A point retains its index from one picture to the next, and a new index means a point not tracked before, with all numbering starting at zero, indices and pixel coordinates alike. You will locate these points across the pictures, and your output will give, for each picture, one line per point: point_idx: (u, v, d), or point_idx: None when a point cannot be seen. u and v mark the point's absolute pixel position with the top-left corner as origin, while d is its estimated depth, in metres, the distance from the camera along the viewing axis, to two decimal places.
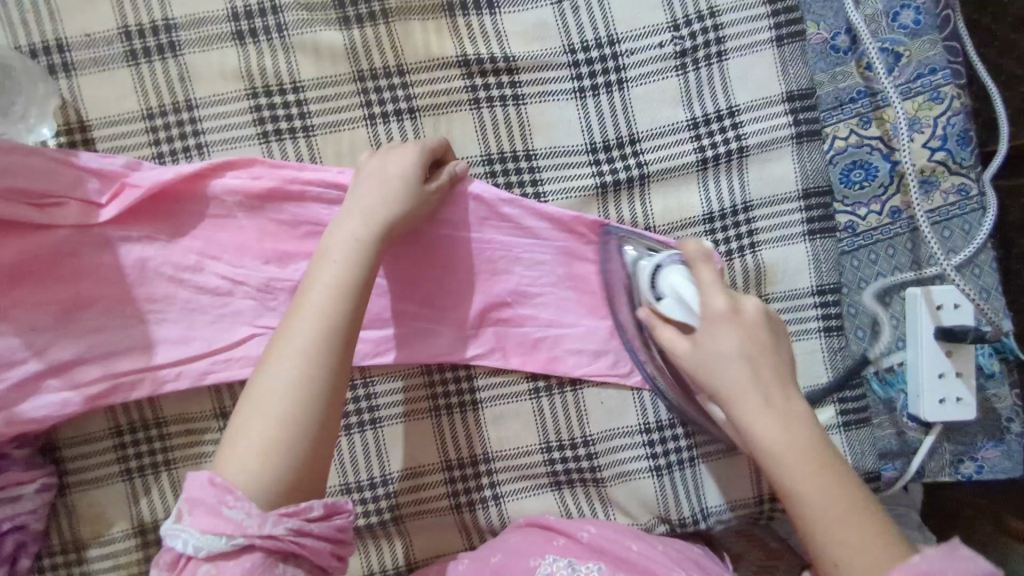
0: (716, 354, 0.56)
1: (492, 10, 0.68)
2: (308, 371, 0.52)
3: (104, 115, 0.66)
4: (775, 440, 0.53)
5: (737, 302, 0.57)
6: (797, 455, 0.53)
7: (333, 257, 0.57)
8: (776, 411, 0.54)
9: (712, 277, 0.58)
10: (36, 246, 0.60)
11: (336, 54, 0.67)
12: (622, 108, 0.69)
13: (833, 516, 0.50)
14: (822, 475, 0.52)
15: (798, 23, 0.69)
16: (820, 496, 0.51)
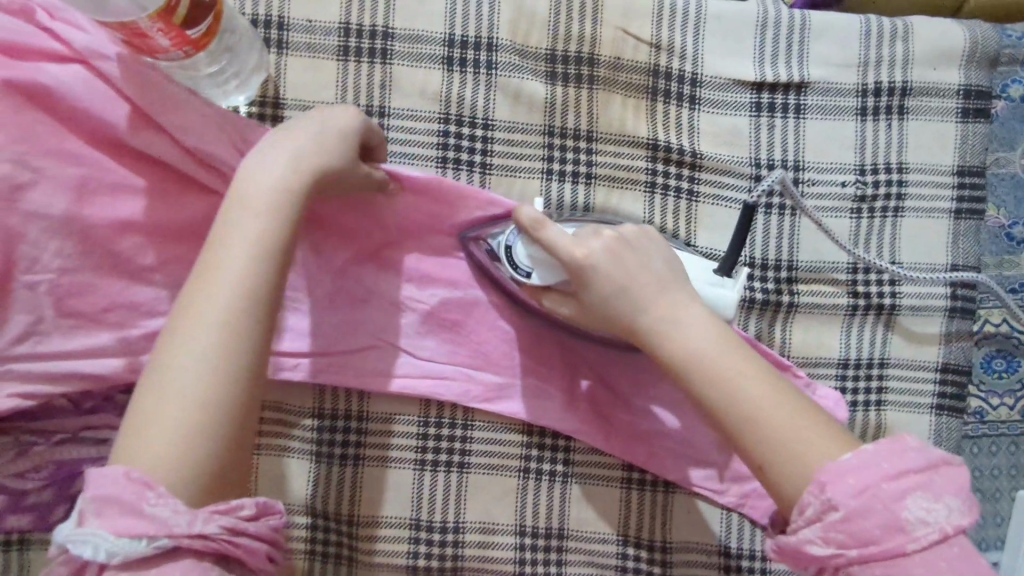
0: (604, 283, 0.57)
1: (693, 104, 0.69)
2: (225, 346, 0.47)
3: (300, 98, 0.67)
4: (692, 353, 0.53)
5: (586, 246, 0.57)
6: (712, 362, 0.52)
7: (245, 221, 0.51)
8: (683, 328, 0.54)
9: (559, 233, 0.58)
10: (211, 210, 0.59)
11: (534, 104, 0.68)
12: (788, 233, 0.69)
13: (765, 422, 0.50)
14: (746, 375, 0.52)
15: (980, 202, 0.70)
16: (747, 404, 0.51)
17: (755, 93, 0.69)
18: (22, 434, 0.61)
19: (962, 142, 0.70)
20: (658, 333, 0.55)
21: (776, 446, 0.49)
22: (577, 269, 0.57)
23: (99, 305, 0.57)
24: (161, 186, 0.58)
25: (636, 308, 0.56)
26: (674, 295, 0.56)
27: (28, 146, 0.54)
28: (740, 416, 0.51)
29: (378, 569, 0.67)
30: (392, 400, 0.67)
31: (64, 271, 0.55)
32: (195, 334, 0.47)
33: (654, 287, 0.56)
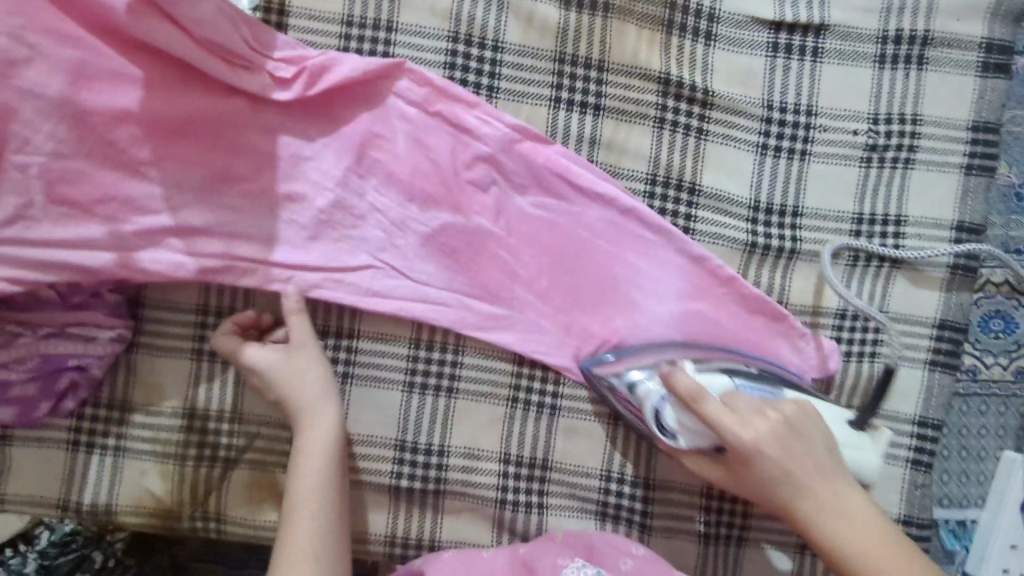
0: (771, 469, 0.57)
1: (708, 41, 0.68)
2: (327, 474, 0.61)
3: (306, 7, 0.66)
4: (797, 494, 0.57)
5: (699, 399, 0.58)
6: (820, 516, 0.56)
7: (303, 339, 0.63)
8: (770, 459, 0.57)
9: (719, 408, 0.58)
10: (211, 107, 0.60)
11: (547, 29, 0.67)
12: (795, 178, 0.68)
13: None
14: (833, 499, 0.56)
15: (992, 159, 0.69)
16: (816, 518, 0.56)
17: (773, 33, 0.68)
18: (6, 324, 0.60)
19: (980, 97, 0.68)
20: (812, 498, 0.57)
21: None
22: (744, 449, 0.58)
23: (94, 194, 0.58)
24: (160, 78, 0.58)
25: (780, 472, 0.57)
26: (828, 473, 0.57)
27: (28, 31, 0.55)
28: (826, 546, 0.55)
29: (362, 487, 0.67)
30: (385, 321, 0.67)
31: (56, 155, 0.57)
32: (318, 433, 0.62)
33: (816, 472, 0.57)
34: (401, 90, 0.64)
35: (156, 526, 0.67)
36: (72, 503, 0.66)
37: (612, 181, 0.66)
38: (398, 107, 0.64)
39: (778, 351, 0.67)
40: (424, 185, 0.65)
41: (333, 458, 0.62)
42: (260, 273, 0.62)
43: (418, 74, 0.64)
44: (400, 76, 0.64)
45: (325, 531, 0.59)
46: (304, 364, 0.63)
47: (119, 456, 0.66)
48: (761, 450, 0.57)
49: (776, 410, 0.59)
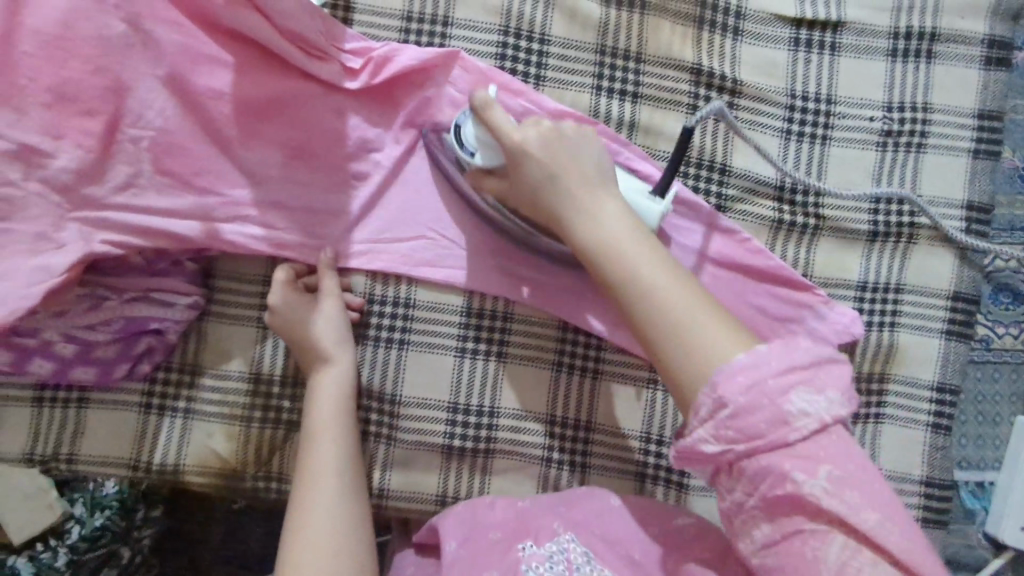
0: (536, 171, 0.59)
1: (735, 35, 0.74)
2: (340, 452, 0.63)
3: (370, 3, 0.72)
4: (609, 235, 0.55)
5: (518, 131, 0.60)
6: (623, 248, 0.54)
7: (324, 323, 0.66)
8: (601, 212, 0.57)
9: (506, 119, 0.61)
10: (294, 90, 0.65)
11: (589, 24, 0.73)
12: (818, 160, 0.74)
13: (641, 289, 0.53)
14: (647, 249, 0.55)
15: (997, 144, 0.75)
16: (638, 279, 0.53)
17: (794, 29, 0.75)
18: (98, 288, 0.65)
19: (984, 87, 0.75)
20: (607, 236, 0.55)
21: (673, 335, 0.51)
22: (512, 147, 0.60)
23: (188, 167, 0.63)
24: (250, 63, 0.64)
25: (543, 176, 0.59)
26: (597, 194, 0.58)
27: (138, 15, 0.61)
28: (631, 289, 0.53)
29: (416, 447, 0.71)
30: (439, 290, 0.71)
31: (161, 132, 0.62)
32: (323, 411, 0.65)
33: (580, 180, 0.58)
34: (454, 79, 0.69)
35: (221, 486, 0.71)
36: (144, 463, 0.70)
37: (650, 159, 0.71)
38: (452, 95, 0.69)
39: (806, 320, 0.72)
40: None
41: (344, 435, 0.64)
42: (333, 244, 0.68)
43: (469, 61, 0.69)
44: (453, 66, 0.69)
45: (347, 495, 0.61)
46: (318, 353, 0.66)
47: (189, 418, 0.70)
48: (527, 151, 0.59)
49: (592, 155, 0.60)
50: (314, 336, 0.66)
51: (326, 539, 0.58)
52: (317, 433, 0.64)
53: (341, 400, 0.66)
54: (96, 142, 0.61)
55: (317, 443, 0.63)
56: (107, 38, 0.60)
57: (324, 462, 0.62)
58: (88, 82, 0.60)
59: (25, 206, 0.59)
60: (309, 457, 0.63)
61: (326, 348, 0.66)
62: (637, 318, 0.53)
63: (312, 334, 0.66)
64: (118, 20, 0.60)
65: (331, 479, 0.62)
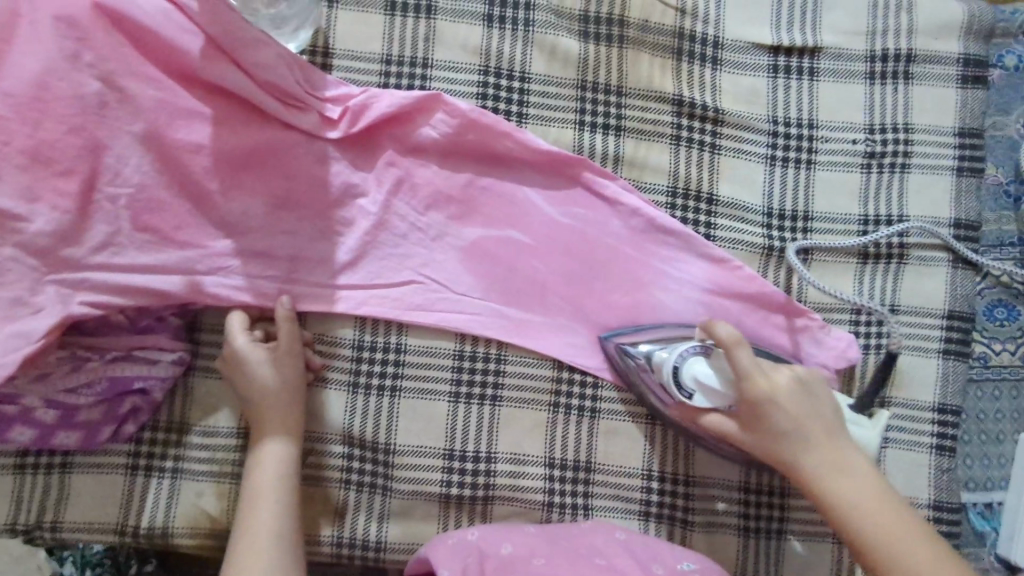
0: (780, 417, 0.62)
1: (715, 65, 0.75)
2: (281, 520, 0.61)
3: (348, 49, 0.72)
4: (853, 495, 0.59)
5: (772, 379, 0.62)
6: (874, 499, 0.58)
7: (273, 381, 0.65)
8: (851, 459, 0.61)
9: (753, 361, 0.62)
10: (275, 139, 0.65)
11: (569, 60, 0.73)
12: (803, 185, 0.74)
13: (888, 529, 0.57)
14: (884, 500, 0.58)
15: (980, 162, 0.75)
16: (880, 531, 0.57)
17: (772, 56, 0.75)
18: (78, 348, 0.63)
19: (963, 106, 0.75)
20: (847, 466, 0.60)
21: (890, 553, 0.56)
22: (760, 399, 0.62)
23: (170, 223, 0.63)
24: (230, 115, 0.64)
25: (789, 427, 0.62)
26: (842, 442, 0.62)
27: (115, 73, 0.61)
28: (883, 553, 0.56)
29: (412, 497, 0.69)
30: (431, 334, 0.70)
31: (141, 187, 0.62)
32: (265, 478, 0.63)
33: (823, 432, 0.62)
34: (435, 122, 0.69)
35: (211, 548, 0.68)
36: (130, 527, 0.67)
37: (634, 189, 0.72)
38: (433, 137, 0.69)
39: (801, 346, 0.71)
40: (466, 206, 0.70)
41: (283, 503, 0.62)
42: (321, 293, 0.67)
43: (450, 103, 0.68)
44: (435, 108, 0.69)
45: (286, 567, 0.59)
46: (262, 412, 0.64)
47: (176, 478, 0.68)
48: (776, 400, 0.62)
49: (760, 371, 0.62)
50: (264, 396, 0.64)
51: None
52: (256, 502, 0.62)
53: (283, 467, 0.63)
54: (74, 201, 0.60)
55: (254, 512, 0.61)
56: (83, 97, 0.60)
57: (258, 531, 0.60)
58: (67, 141, 0.60)
59: (0, 271, 0.58)
60: (245, 526, 0.61)
61: (273, 411, 0.64)
62: (843, 521, 0.59)
63: (263, 393, 0.64)
64: (93, 78, 0.61)
65: (269, 547, 0.60)
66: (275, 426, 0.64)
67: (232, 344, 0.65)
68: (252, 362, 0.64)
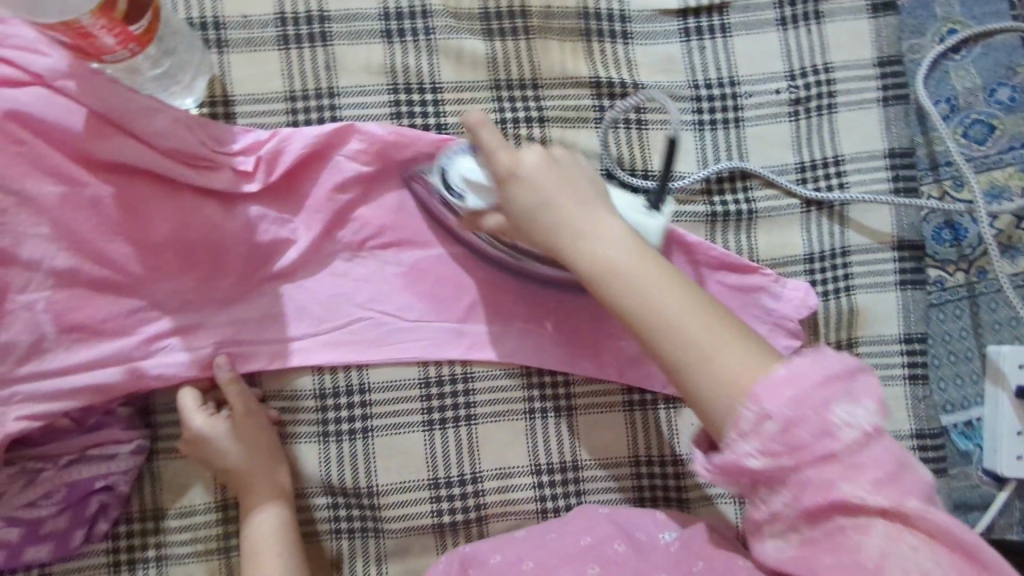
0: (526, 193, 0.57)
1: (626, 39, 0.73)
2: None
3: (250, 93, 0.69)
4: (622, 261, 0.54)
5: (517, 159, 0.57)
6: (629, 264, 0.54)
7: (250, 445, 0.63)
8: (605, 230, 0.55)
9: (496, 140, 0.58)
10: (194, 210, 0.62)
11: (477, 61, 0.71)
12: (736, 145, 0.73)
13: (665, 316, 0.52)
14: (646, 261, 0.54)
15: (904, 88, 0.74)
16: (650, 300, 0.53)
17: (681, 19, 0.73)
18: (28, 462, 0.62)
19: (877, 35, 0.74)
20: (582, 231, 0.55)
21: (676, 336, 0.52)
22: (503, 177, 0.57)
23: (97, 316, 0.60)
24: (140, 194, 0.61)
25: (533, 201, 0.56)
26: (598, 218, 0.56)
27: (8, 182, 0.58)
28: (643, 314, 0.53)
29: (406, 533, 0.68)
30: (393, 367, 0.68)
31: (58, 286, 0.59)
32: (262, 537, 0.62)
33: (577, 215, 0.56)
34: (351, 153, 0.66)
35: None
36: None
37: None
38: (353, 170, 0.66)
39: (761, 303, 0.71)
40: (403, 233, 0.68)
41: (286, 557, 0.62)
42: (272, 351, 0.65)
43: (360, 127, 0.66)
44: (350, 138, 0.66)
45: None
46: (245, 479, 0.63)
47: (162, 566, 0.65)
48: (518, 174, 0.57)
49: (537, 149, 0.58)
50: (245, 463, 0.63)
51: None
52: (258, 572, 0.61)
53: (281, 529, 0.63)
54: None
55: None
56: None
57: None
58: None
59: None
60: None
61: (255, 476, 0.63)
62: (645, 322, 0.52)
63: (246, 459, 0.63)
64: None
65: None
66: (264, 489, 0.63)
67: (200, 416, 0.62)
68: (224, 433, 0.62)
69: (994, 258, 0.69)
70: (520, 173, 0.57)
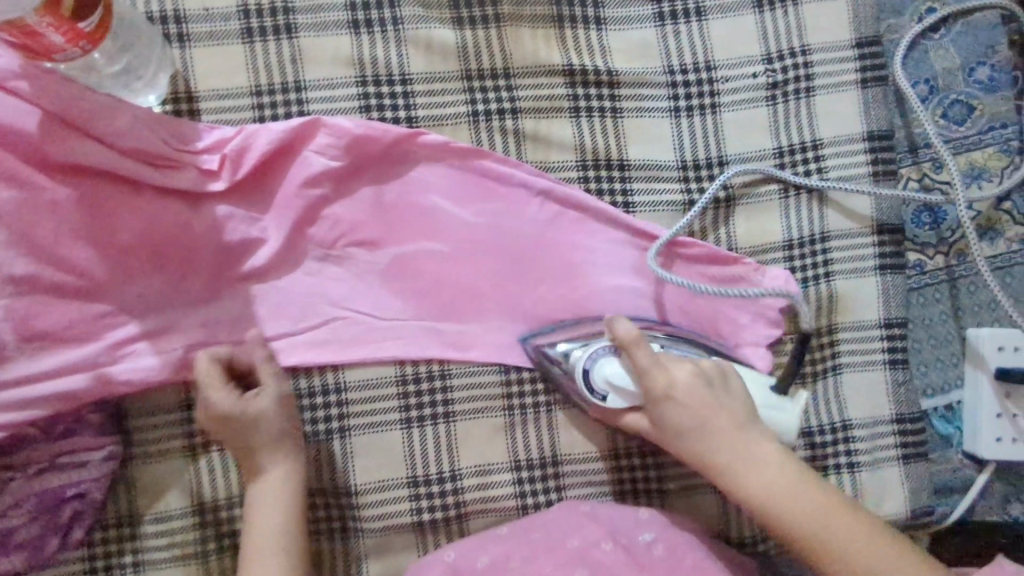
0: (681, 417, 0.62)
1: (599, 25, 0.71)
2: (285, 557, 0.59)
3: (214, 88, 0.67)
4: (763, 482, 0.60)
5: (671, 377, 0.63)
6: (778, 484, 0.60)
7: (263, 413, 0.61)
8: (751, 451, 0.61)
9: (648, 356, 0.63)
10: (159, 212, 0.61)
11: (447, 51, 0.69)
12: (713, 131, 0.72)
13: (790, 505, 0.59)
14: (800, 483, 0.60)
15: (882, 69, 0.73)
16: (774, 491, 0.60)
17: (656, 3, 0.72)
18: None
19: (855, 15, 0.73)
20: (724, 435, 0.61)
21: (833, 549, 0.58)
22: (658, 398, 0.63)
23: (61, 322, 0.58)
24: (102, 195, 0.59)
25: (692, 425, 0.62)
26: (753, 437, 0.62)
27: None
28: (743, 484, 0.60)
29: (386, 532, 0.68)
30: (369, 367, 0.68)
31: (20, 293, 0.57)
32: (267, 523, 0.60)
33: (730, 426, 0.62)
34: (320, 147, 0.65)
35: None
36: None
37: (543, 172, 0.69)
38: (322, 165, 0.65)
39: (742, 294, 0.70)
40: (376, 229, 0.67)
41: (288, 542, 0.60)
42: (244, 353, 0.63)
43: (325, 121, 0.64)
44: (317, 133, 0.65)
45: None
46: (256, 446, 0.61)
47: (139, 572, 0.64)
48: (674, 399, 0.62)
49: (688, 390, 0.63)
50: (265, 448, 0.61)
51: None
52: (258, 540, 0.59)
53: (286, 491, 0.61)
54: None
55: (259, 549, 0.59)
56: None
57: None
58: None
59: None
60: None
61: (274, 454, 0.61)
62: (816, 550, 0.58)
63: (261, 438, 0.61)
64: None
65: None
66: (278, 472, 0.61)
67: (218, 394, 0.60)
68: (254, 415, 0.60)
69: (972, 243, 0.69)
70: (674, 395, 0.62)
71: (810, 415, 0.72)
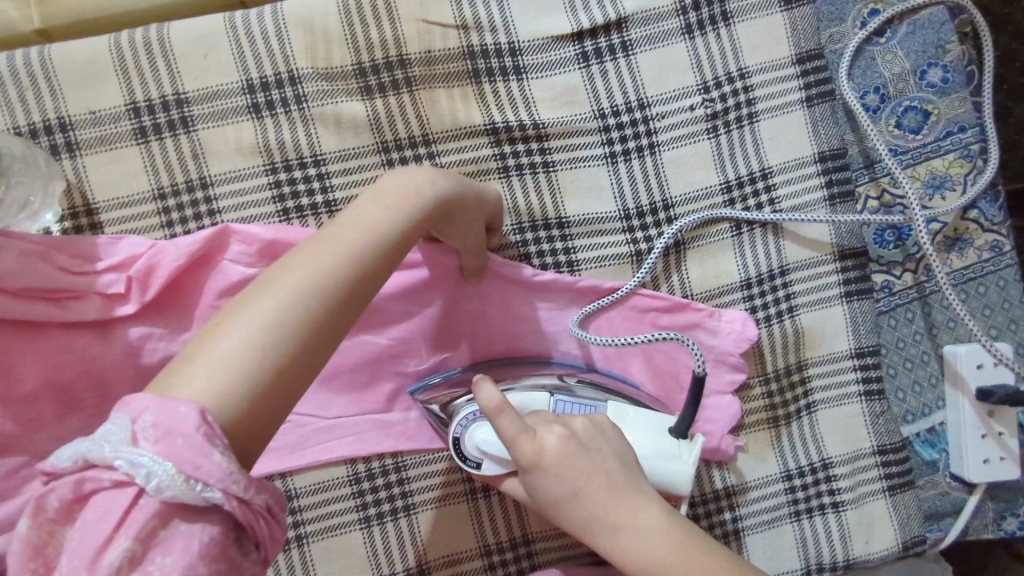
0: (552, 487, 0.49)
1: (519, 75, 0.66)
2: (323, 286, 0.41)
3: (113, 197, 0.62)
4: (658, 556, 0.46)
5: (538, 441, 0.49)
6: (671, 558, 0.46)
7: (344, 233, 0.44)
8: (635, 519, 0.47)
9: (520, 422, 0.50)
10: (67, 349, 0.57)
11: (359, 125, 0.64)
12: (654, 173, 0.67)
13: None
14: (693, 554, 0.47)
15: (828, 83, 0.68)
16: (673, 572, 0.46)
17: (578, 43, 0.67)
18: None
19: (794, 29, 0.67)
20: (601, 506, 0.48)
21: None
22: (527, 470, 0.49)
23: None
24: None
25: (563, 494, 0.49)
26: (632, 501, 0.48)
27: None
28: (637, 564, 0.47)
29: None
30: (319, 470, 0.64)
31: None
32: (312, 269, 0.41)
33: (603, 489, 0.48)
34: (236, 256, 0.61)
35: None
36: None
37: None
38: (240, 273, 0.60)
39: (699, 341, 0.67)
40: None
41: (306, 357, 0.40)
42: None
43: (227, 224, 0.60)
44: (230, 242, 0.61)
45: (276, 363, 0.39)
46: (327, 229, 0.45)
47: None
48: (542, 467, 0.49)
49: (561, 453, 0.49)
50: (421, 209, 0.49)
51: (238, 379, 0.37)
52: (284, 282, 0.41)
53: (319, 306, 0.40)
54: None
55: (287, 273, 0.41)
56: None
57: (270, 320, 0.39)
58: None
59: None
60: (285, 275, 0.41)
61: (379, 245, 0.45)
62: None
63: (402, 198, 0.48)
64: None
65: (286, 313, 0.39)
66: (364, 243, 0.44)
67: (410, 174, 0.50)
68: (431, 187, 0.50)
69: (933, 260, 0.65)
70: (541, 464, 0.49)
71: (787, 457, 0.69)
